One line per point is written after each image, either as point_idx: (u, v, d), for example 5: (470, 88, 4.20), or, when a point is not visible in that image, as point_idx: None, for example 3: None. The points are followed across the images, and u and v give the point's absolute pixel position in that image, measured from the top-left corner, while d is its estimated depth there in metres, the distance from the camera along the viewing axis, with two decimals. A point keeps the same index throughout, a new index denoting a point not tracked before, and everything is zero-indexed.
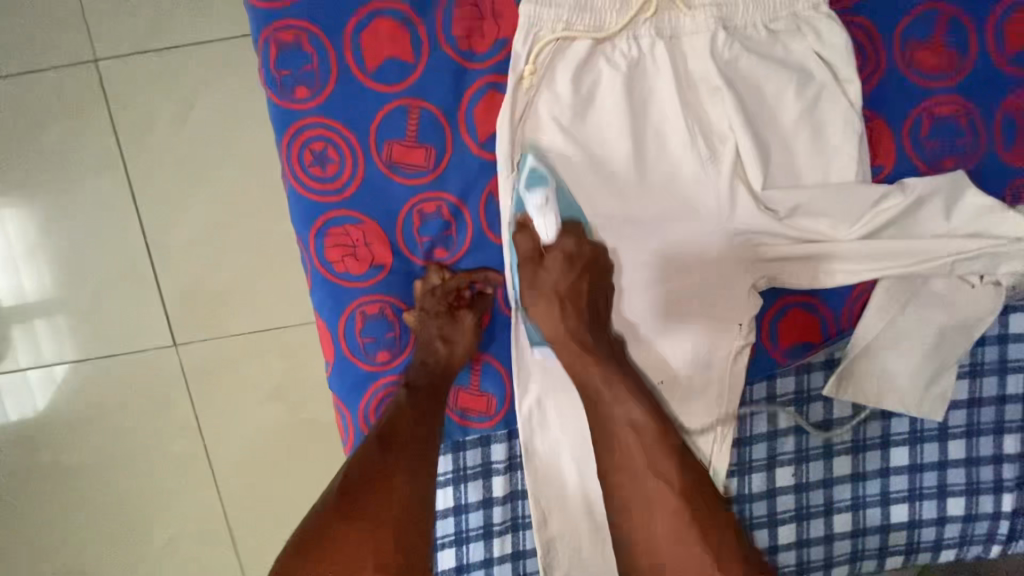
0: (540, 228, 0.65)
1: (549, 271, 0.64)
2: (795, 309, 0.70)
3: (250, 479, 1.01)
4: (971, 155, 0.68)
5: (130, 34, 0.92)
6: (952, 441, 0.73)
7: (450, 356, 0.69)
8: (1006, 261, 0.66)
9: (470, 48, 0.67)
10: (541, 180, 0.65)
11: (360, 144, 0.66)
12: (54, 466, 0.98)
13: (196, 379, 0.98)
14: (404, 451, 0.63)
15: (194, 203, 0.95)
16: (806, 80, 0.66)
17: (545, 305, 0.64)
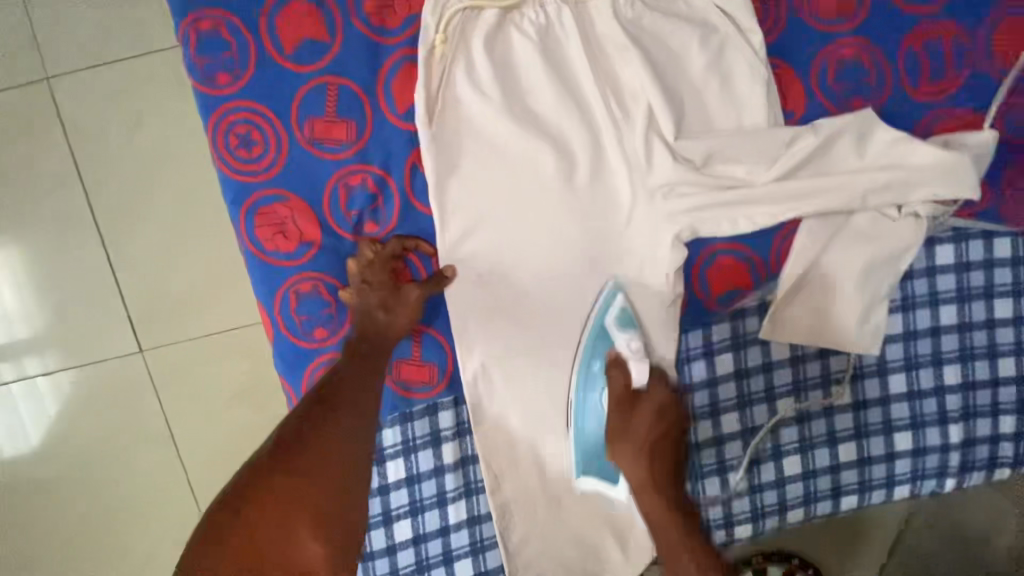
0: (633, 369, 0.70)
1: (640, 419, 0.66)
2: (723, 256, 0.74)
3: (220, 474, 1.11)
4: (879, 94, 0.71)
5: (107, 60, 1.02)
6: (892, 376, 0.77)
7: (391, 325, 0.69)
8: (918, 188, 0.68)
9: (383, 25, 0.68)
10: (631, 322, 0.72)
11: (283, 125, 0.68)
12: (78, 452, 1.09)
13: (162, 381, 1.09)
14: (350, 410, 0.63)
15: (151, 208, 1.06)
16: (708, 33, 0.69)
17: (633, 453, 0.64)
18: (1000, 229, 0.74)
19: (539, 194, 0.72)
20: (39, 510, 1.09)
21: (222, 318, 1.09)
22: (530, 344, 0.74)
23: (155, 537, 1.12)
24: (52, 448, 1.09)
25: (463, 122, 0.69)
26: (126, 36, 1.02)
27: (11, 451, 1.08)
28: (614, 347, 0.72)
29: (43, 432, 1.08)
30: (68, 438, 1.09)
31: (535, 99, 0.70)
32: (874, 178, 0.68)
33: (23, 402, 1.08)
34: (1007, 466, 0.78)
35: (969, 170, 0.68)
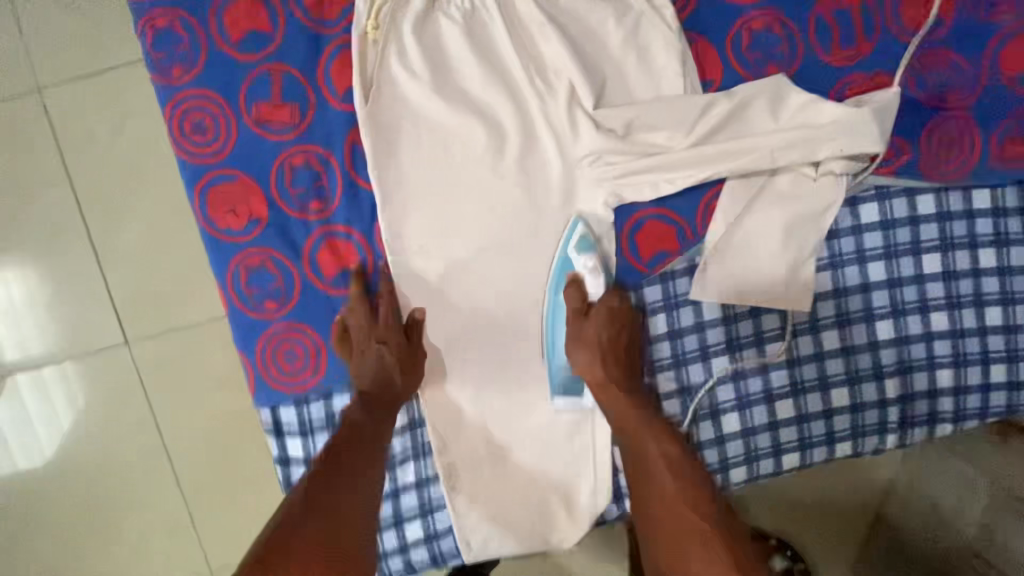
0: (590, 286, 0.76)
1: (593, 324, 0.74)
2: (649, 220, 0.78)
3: (203, 459, 1.16)
4: (792, 60, 0.75)
5: (91, 70, 1.09)
6: (825, 333, 0.78)
7: (406, 387, 0.74)
8: (824, 144, 0.71)
9: (323, 16, 0.74)
10: (591, 245, 0.76)
11: (233, 111, 0.74)
12: (73, 441, 1.15)
13: (147, 372, 1.14)
14: (352, 472, 0.65)
15: (134, 207, 1.12)
16: (623, 10, 0.74)
17: (587, 353, 0.74)
18: (921, 185, 0.76)
19: (472, 167, 0.75)
20: (39, 498, 1.15)
21: (200, 308, 1.13)
22: (471, 310, 0.77)
23: (143, 521, 1.17)
24: (48, 439, 1.14)
25: (398, 101, 0.74)
26: (104, 45, 1.08)
27: (13, 442, 1.14)
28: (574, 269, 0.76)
29: (41, 421, 1.14)
30: (63, 428, 1.14)
31: (464, 78, 0.75)
32: (781, 138, 0.72)
33: (26, 391, 1.13)
34: (948, 421, 0.80)
35: (872, 124, 0.70)
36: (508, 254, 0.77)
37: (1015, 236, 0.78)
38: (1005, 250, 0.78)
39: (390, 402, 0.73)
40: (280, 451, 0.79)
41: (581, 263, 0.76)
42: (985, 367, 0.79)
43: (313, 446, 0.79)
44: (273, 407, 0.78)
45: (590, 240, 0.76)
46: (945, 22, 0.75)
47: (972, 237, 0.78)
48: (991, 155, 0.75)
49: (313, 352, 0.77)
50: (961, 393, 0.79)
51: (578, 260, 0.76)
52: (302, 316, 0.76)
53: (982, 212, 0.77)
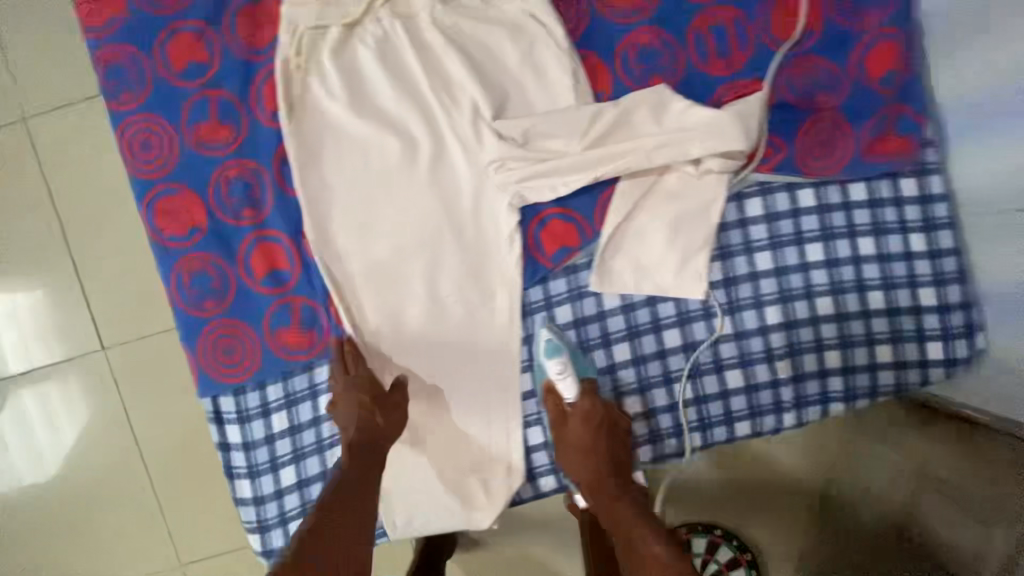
0: (563, 390, 0.82)
1: (572, 429, 0.81)
2: (552, 219, 0.85)
3: (174, 464, 1.19)
4: (674, 72, 0.82)
5: (56, 98, 1.15)
6: (718, 319, 0.84)
7: (388, 426, 0.79)
8: (692, 143, 0.77)
9: (254, 46, 0.83)
10: (557, 349, 0.82)
11: (175, 131, 0.83)
12: (61, 444, 1.20)
13: (124, 378, 1.19)
14: (350, 515, 0.71)
15: (103, 223, 1.17)
16: (518, 32, 0.81)
17: (570, 456, 0.81)
18: (800, 180, 0.83)
19: (388, 177, 0.83)
20: (27, 501, 1.20)
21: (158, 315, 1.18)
22: (396, 305, 0.84)
23: (118, 526, 1.21)
24: (49, 444, 1.20)
25: (318, 119, 0.82)
26: (62, 71, 1.15)
27: (14, 448, 1.20)
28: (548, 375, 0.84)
29: (43, 426, 1.20)
30: (59, 434, 1.19)
31: (377, 96, 0.83)
32: (655, 139, 0.78)
33: (29, 399, 1.19)
34: (840, 401, 0.85)
35: (732, 125, 0.76)
36: (426, 254, 0.84)
37: (892, 224, 0.84)
38: (883, 238, 0.84)
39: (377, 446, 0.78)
40: (221, 437, 0.87)
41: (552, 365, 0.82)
42: (870, 347, 0.85)
43: (250, 432, 0.86)
44: (214, 397, 0.86)
45: (556, 344, 0.83)
46: (813, 32, 0.81)
47: (851, 227, 0.84)
48: (862, 151, 0.82)
49: (249, 346, 0.85)
50: (850, 373, 0.85)
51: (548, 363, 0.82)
52: (239, 314, 0.85)
53: (860, 204, 0.83)
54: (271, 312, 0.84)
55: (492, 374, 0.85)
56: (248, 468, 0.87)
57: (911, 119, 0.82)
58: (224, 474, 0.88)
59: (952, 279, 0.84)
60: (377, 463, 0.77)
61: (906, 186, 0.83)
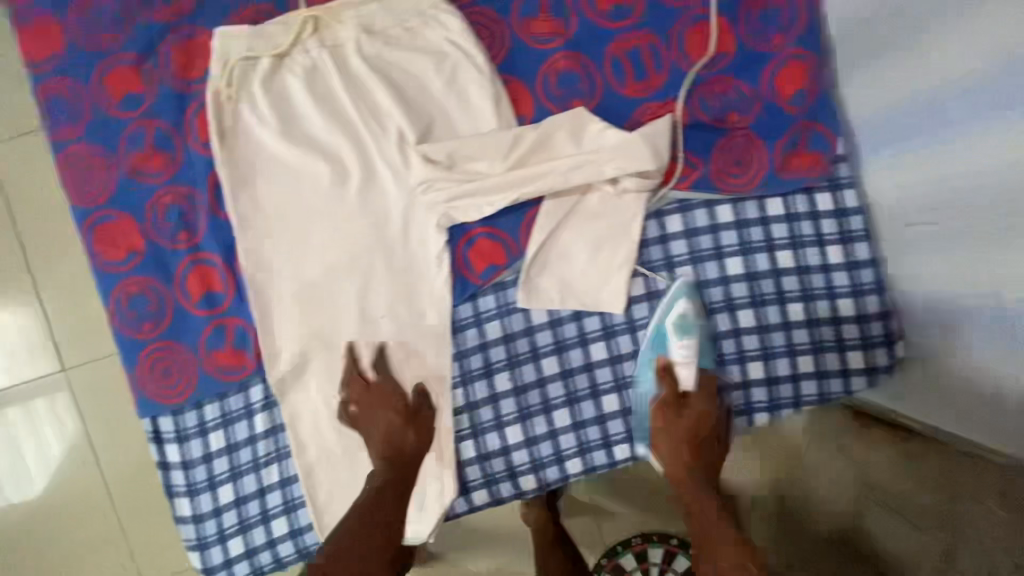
0: (683, 373, 0.81)
1: (684, 420, 0.78)
2: (480, 238, 0.88)
3: (132, 484, 1.18)
4: (592, 95, 0.85)
5: None
6: (642, 332, 0.87)
7: (415, 446, 0.76)
8: (606, 164, 0.80)
9: (189, 77, 0.87)
10: (688, 329, 0.82)
11: (113, 160, 0.86)
12: (47, 458, 1.17)
13: (87, 394, 1.17)
14: (364, 545, 0.65)
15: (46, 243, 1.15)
16: (442, 60, 0.84)
17: (671, 443, 0.76)
18: (718, 197, 0.85)
19: (320, 200, 0.85)
20: None
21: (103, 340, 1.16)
22: (329, 323, 0.86)
23: (72, 551, 1.17)
24: (36, 464, 1.16)
25: (252, 146, 0.85)
26: None
27: None
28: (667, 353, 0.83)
29: (30, 444, 1.16)
30: (48, 451, 1.17)
31: (308, 122, 0.85)
32: (568, 162, 0.81)
33: (16, 417, 1.16)
34: (765, 411, 0.87)
35: (643, 146, 0.79)
36: (358, 273, 0.86)
37: (809, 238, 0.86)
38: (801, 251, 0.86)
39: (406, 468, 0.74)
40: (160, 457, 0.88)
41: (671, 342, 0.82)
42: (791, 358, 0.87)
43: (188, 451, 0.88)
44: (152, 417, 0.88)
45: (685, 319, 0.82)
46: (725, 55, 0.85)
47: (769, 241, 0.86)
48: (777, 168, 0.84)
49: (185, 367, 0.87)
50: (774, 384, 0.87)
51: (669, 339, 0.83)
52: (176, 335, 0.87)
53: (777, 219, 0.86)
54: (208, 333, 0.87)
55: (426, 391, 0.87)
56: (187, 486, 0.88)
57: (824, 136, 0.84)
58: (164, 493, 0.90)
59: (869, 290, 0.86)
60: (403, 481, 0.73)
61: (821, 201, 0.86)
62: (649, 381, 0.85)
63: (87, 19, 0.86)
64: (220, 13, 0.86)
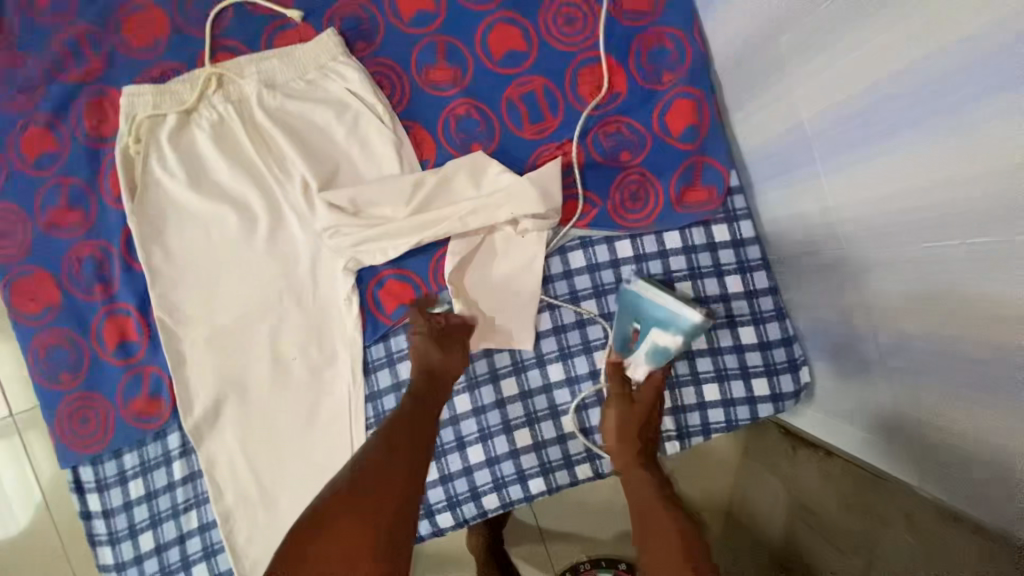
0: (634, 371, 0.85)
1: (639, 404, 0.84)
2: (389, 280, 0.89)
3: (78, 531, 1.13)
4: (492, 137, 0.88)
5: None
6: (550, 366, 0.89)
7: (446, 364, 0.82)
8: (500, 208, 0.83)
9: (101, 135, 0.90)
10: (654, 358, 0.83)
11: (28, 217, 0.89)
12: (30, 492, 1.12)
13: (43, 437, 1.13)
14: (397, 446, 0.70)
15: None
16: (343, 110, 0.87)
17: (622, 427, 0.82)
18: (617, 232, 0.87)
19: (230, 248, 0.88)
20: None
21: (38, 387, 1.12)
22: (243, 367, 0.87)
23: None
24: (17, 500, 1.12)
25: (161, 199, 0.87)
26: None
27: None
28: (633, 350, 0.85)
29: (10, 482, 1.12)
30: (31, 485, 1.13)
31: (216, 174, 0.88)
32: (466, 206, 0.84)
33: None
34: (674, 440, 0.88)
35: (534, 188, 0.83)
36: (272, 317, 0.88)
37: (708, 268, 0.87)
38: (700, 282, 0.87)
39: (439, 386, 0.80)
40: (82, 506, 0.89)
41: (641, 354, 0.84)
42: (697, 387, 0.88)
43: (108, 500, 0.89)
44: (73, 467, 0.89)
45: (664, 348, 0.82)
46: (616, 95, 0.88)
47: (668, 274, 0.87)
48: (673, 202, 0.87)
49: (103, 417, 0.88)
50: (681, 412, 0.88)
51: (641, 350, 0.84)
52: (94, 386, 0.89)
53: (675, 251, 0.87)
54: (125, 382, 0.89)
55: (342, 430, 0.88)
56: (109, 535, 0.89)
57: (717, 169, 0.87)
58: (87, 541, 0.90)
59: (770, 317, 0.88)
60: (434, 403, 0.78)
61: (719, 232, 0.88)
62: (619, 320, 0.86)
63: (1, 82, 0.89)
64: (131, 72, 0.90)
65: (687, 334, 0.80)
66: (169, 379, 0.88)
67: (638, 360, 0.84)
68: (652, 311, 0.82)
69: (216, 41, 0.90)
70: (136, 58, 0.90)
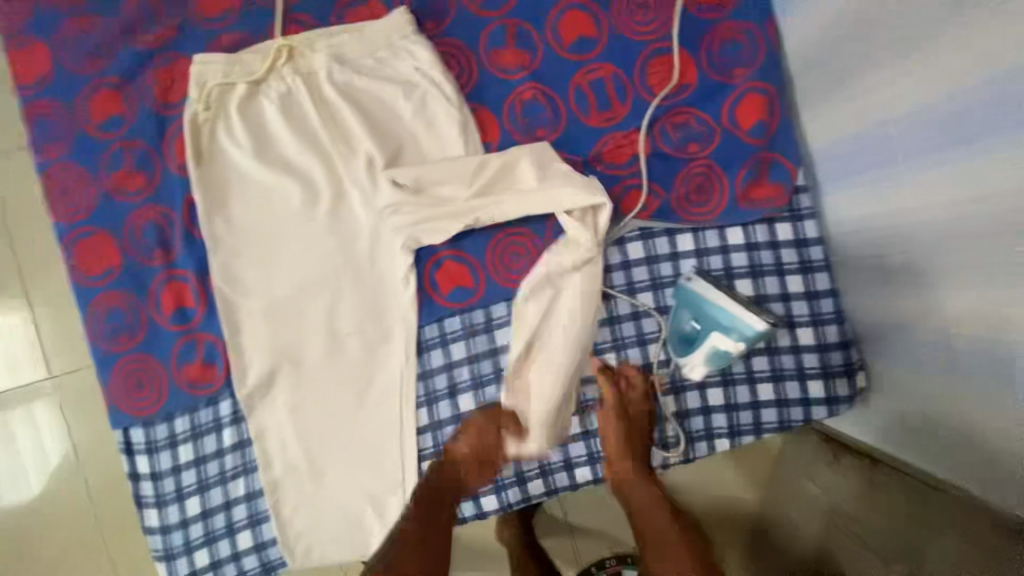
0: (692, 370, 0.84)
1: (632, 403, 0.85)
2: (447, 260, 0.89)
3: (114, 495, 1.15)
4: (557, 123, 0.88)
5: None
6: (603, 356, 0.88)
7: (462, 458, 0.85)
8: (565, 194, 0.83)
9: (169, 101, 0.90)
10: (715, 359, 0.82)
11: (94, 179, 0.90)
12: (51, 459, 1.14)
13: (70, 404, 1.14)
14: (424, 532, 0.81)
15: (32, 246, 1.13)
16: (410, 88, 0.87)
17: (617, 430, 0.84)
18: (678, 225, 0.87)
19: (291, 220, 0.88)
20: None
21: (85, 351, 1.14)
22: (299, 336, 0.88)
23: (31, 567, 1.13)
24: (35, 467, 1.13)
25: (226, 167, 0.88)
26: None
27: None
28: (694, 351, 0.83)
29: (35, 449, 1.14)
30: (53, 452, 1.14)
31: (281, 146, 0.88)
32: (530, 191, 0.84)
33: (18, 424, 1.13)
34: (725, 437, 0.87)
35: None
36: (328, 291, 0.88)
37: (769, 267, 0.87)
38: (760, 279, 0.87)
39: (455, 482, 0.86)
40: (130, 467, 0.91)
41: (700, 354, 0.82)
42: (751, 385, 0.87)
43: (158, 463, 0.90)
44: (124, 429, 0.90)
45: (725, 352, 0.81)
46: (686, 87, 0.87)
47: (729, 270, 0.87)
48: (737, 197, 0.86)
49: (157, 380, 0.89)
50: (733, 410, 0.87)
51: (701, 350, 0.82)
52: (149, 349, 0.89)
53: (736, 247, 0.87)
54: (181, 347, 0.89)
55: (392, 407, 0.88)
56: (156, 497, 0.90)
57: (784, 167, 0.86)
58: (133, 503, 0.91)
59: (829, 320, 0.87)
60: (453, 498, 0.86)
61: (782, 230, 0.87)
62: (683, 318, 0.84)
63: (72, 46, 0.90)
64: (201, 41, 0.90)
65: (751, 339, 0.79)
66: (223, 347, 0.89)
67: (697, 361, 0.83)
68: (717, 314, 0.80)
69: (287, 14, 0.91)
70: (208, 26, 0.90)
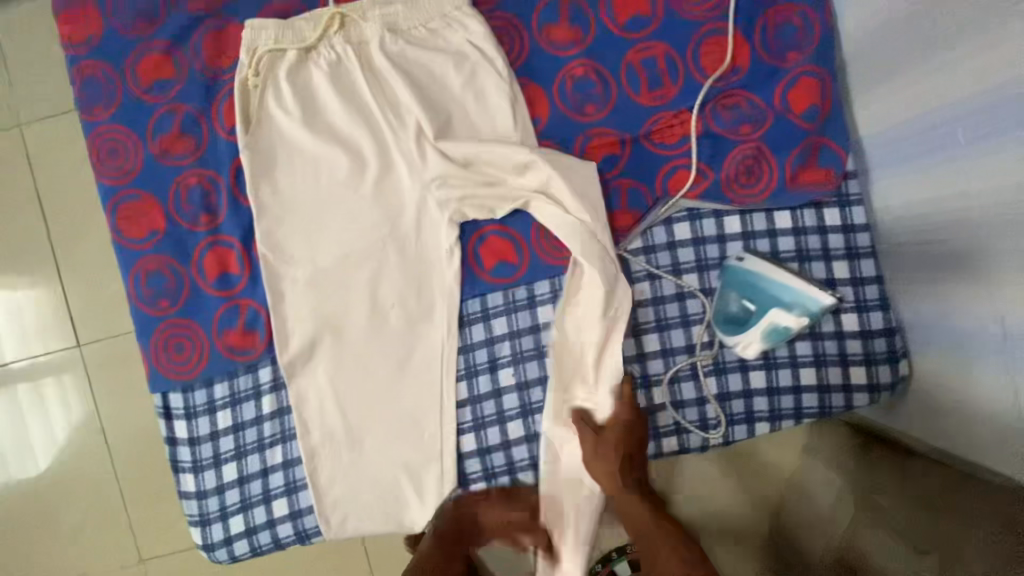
0: (747, 348, 0.84)
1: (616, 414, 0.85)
2: (492, 236, 0.89)
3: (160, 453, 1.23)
4: (607, 101, 0.88)
5: (63, 109, 1.23)
6: (646, 336, 0.88)
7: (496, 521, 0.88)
8: None
9: (219, 66, 0.90)
10: (773, 337, 0.83)
11: (140, 142, 0.89)
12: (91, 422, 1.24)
13: (95, 373, 1.24)
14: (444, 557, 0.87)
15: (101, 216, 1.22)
16: (461, 60, 0.87)
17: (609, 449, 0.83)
18: (726, 207, 0.87)
19: (336, 189, 0.88)
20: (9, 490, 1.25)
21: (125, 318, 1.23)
22: (340, 306, 0.88)
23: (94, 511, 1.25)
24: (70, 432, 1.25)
25: (273, 133, 0.87)
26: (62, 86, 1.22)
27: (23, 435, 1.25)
28: (750, 330, 0.83)
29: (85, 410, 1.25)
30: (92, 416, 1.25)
31: (329, 114, 0.88)
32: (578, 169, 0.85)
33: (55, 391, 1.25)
34: (765, 421, 0.87)
35: None
36: (370, 261, 0.88)
37: (816, 251, 0.87)
38: (807, 264, 0.86)
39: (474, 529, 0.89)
40: (168, 432, 0.91)
41: (756, 333, 0.83)
42: (794, 370, 0.87)
43: (196, 428, 0.90)
44: (163, 393, 0.90)
45: (783, 329, 0.82)
46: (738, 69, 0.87)
47: (775, 253, 0.87)
48: (786, 180, 0.86)
49: (196, 345, 0.89)
50: (775, 394, 0.87)
51: (759, 328, 0.82)
52: (189, 314, 0.89)
53: (784, 231, 0.87)
54: (222, 312, 0.89)
55: (431, 379, 0.88)
56: (193, 462, 0.91)
57: (834, 151, 0.86)
58: (171, 468, 0.92)
59: (874, 306, 0.87)
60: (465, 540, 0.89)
61: (830, 215, 0.87)
62: (737, 298, 0.84)
63: (122, 6, 0.90)
64: (253, 7, 0.90)
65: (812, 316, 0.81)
66: (264, 314, 0.89)
67: (754, 338, 0.83)
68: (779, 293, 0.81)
69: None
70: None
